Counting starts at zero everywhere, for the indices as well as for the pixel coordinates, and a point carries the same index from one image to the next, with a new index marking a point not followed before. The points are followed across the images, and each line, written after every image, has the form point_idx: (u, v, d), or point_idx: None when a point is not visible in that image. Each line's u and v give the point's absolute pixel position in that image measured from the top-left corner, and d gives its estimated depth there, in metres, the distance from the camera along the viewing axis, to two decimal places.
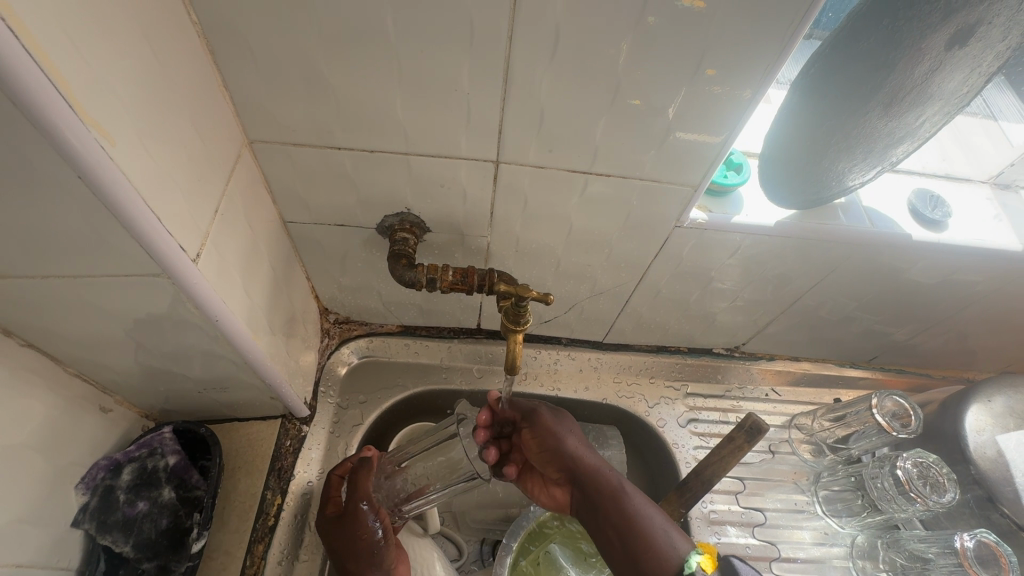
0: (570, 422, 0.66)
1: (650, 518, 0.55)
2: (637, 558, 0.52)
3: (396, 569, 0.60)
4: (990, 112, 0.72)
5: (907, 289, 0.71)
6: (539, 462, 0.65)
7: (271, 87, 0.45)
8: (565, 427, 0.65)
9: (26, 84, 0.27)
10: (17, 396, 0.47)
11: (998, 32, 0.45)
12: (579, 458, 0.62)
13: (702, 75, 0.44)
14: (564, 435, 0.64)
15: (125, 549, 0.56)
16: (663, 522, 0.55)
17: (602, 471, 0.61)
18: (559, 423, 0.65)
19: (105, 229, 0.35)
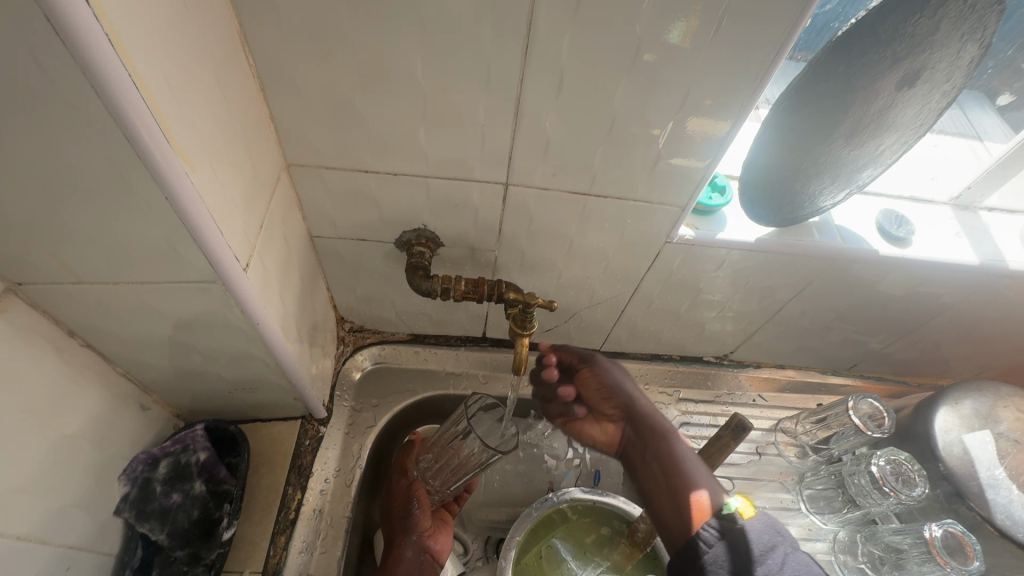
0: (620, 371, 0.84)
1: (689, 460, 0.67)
2: (675, 489, 0.64)
3: (436, 540, 0.66)
4: (977, 134, 0.79)
5: (879, 300, 0.78)
6: (596, 400, 0.81)
7: (310, 118, 0.52)
8: (615, 370, 0.83)
9: (136, 122, 0.33)
10: (75, 391, 0.53)
11: (938, 74, 0.53)
12: (636, 403, 0.78)
13: (687, 109, 0.51)
14: (619, 376, 0.82)
15: (160, 537, 0.61)
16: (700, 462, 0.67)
17: (656, 418, 0.75)
18: (615, 368, 0.82)
19: (177, 240, 0.41)
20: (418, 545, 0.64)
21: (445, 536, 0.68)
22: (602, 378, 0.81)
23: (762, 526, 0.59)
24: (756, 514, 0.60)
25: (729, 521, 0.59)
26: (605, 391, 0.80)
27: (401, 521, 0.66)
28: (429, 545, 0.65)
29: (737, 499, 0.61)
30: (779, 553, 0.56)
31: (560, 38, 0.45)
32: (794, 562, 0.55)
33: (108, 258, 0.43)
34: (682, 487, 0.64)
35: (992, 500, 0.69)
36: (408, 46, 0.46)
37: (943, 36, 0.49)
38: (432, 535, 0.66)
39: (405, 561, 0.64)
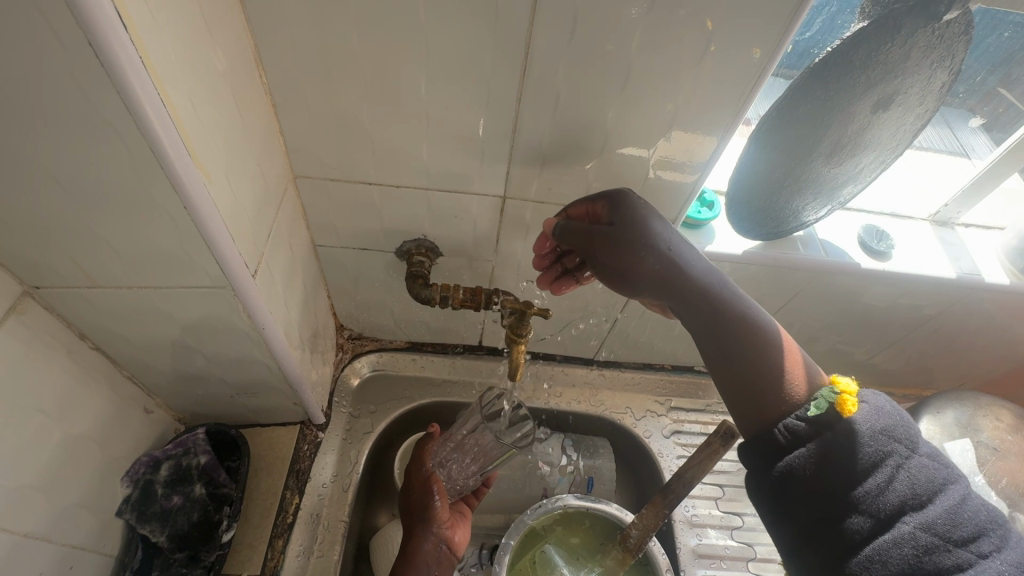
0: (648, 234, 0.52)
1: (768, 350, 0.51)
2: (751, 385, 0.50)
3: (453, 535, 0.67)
4: (965, 150, 0.79)
5: (862, 312, 0.80)
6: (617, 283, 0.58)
7: (318, 133, 0.55)
8: (635, 233, 0.52)
9: (161, 135, 0.36)
10: (83, 393, 0.54)
11: (910, 98, 0.57)
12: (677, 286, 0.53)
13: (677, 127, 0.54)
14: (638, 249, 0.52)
15: (160, 539, 0.62)
16: (774, 341, 0.51)
17: (688, 280, 0.52)
18: (642, 249, 0.52)
19: (192, 247, 0.44)
20: (438, 537, 0.65)
21: (461, 531, 0.68)
22: (620, 260, 0.53)
23: (863, 434, 0.45)
24: (861, 409, 0.46)
25: (815, 425, 0.46)
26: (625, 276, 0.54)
27: (419, 511, 0.66)
28: (447, 536, 0.66)
29: (831, 391, 0.48)
30: (887, 472, 0.44)
31: (556, 62, 0.48)
32: (907, 480, 0.44)
33: (124, 263, 0.46)
34: (761, 390, 0.50)
35: None
36: (413, 68, 0.49)
37: (913, 63, 0.53)
38: (451, 528, 0.67)
39: (425, 552, 0.63)
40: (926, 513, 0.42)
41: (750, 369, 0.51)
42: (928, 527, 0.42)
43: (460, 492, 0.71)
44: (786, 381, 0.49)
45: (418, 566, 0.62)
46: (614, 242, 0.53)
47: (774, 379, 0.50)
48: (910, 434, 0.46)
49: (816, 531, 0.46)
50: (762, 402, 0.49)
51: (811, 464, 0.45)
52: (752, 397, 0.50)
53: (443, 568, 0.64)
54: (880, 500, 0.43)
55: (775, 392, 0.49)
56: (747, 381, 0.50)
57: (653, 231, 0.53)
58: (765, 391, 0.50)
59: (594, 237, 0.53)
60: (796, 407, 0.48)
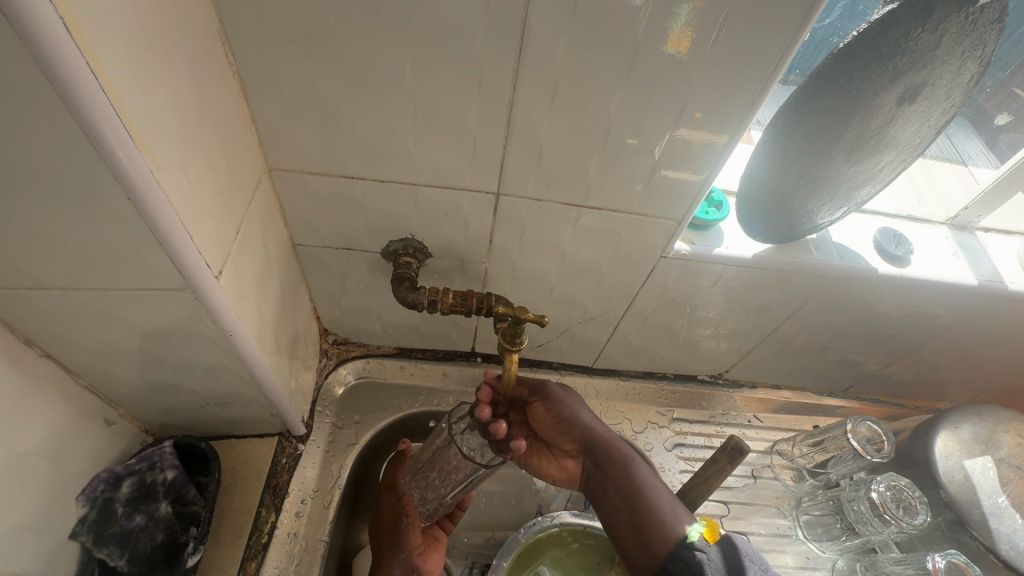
0: (575, 396, 0.70)
1: (658, 497, 0.60)
2: (640, 525, 0.58)
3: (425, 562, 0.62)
4: (962, 157, 0.79)
5: (875, 320, 0.76)
6: (552, 436, 0.69)
7: (293, 120, 0.50)
8: (573, 398, 0.69)
9: (93, 114, 0.31)
10: (30, 406, 0.49)
11: (938, 91, 0.52)
12: (592, 427, 0.67)
13: (686, 120, 0.49)
14: (573, 405, 0.69)
15: (119, 563, 0.56)
16: (663, 492, 0.61)
17: (606, 438, 0.66)
18: (571, 396, 0.69)
19: (142, 243, 0.39)
20: (407, 565, 0.61)
21: (435, 558, 0.64)
22: (558, 413, 0.68)
23: (727, 550, 0.55)
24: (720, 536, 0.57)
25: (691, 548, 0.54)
26: (562, 430, 0.68)
27: (390, 538, 0.63)
28: (419, 564, 0.61)
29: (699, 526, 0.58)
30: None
31: (555, 46, 0.44)
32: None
33: (69, 263, 0.41)
34: (649, 529, 0.57)
35: (995, 530, 0.66)
36: (397, 49, 0.44)
37: (944, 52, 0.48)
38: (422, 555, 0.63)
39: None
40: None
41: (641, 510, 0.59)
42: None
43: (434, 515, 0.66)
44: (670, 524, 0.57)
45: None
46: (558, 394, 0.69)
47: (658, 519, 0.58)
48: (760, 558, 0.55)
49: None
50: (648, 540, 0.57)
51: None
52: (637, 538, 0.58)
53: None
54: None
55: (656, 532, 0.57)
56: (638, 520, 0.59)
57: (583, 406, 0.70)
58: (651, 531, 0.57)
59: (546, 390, 0.69)
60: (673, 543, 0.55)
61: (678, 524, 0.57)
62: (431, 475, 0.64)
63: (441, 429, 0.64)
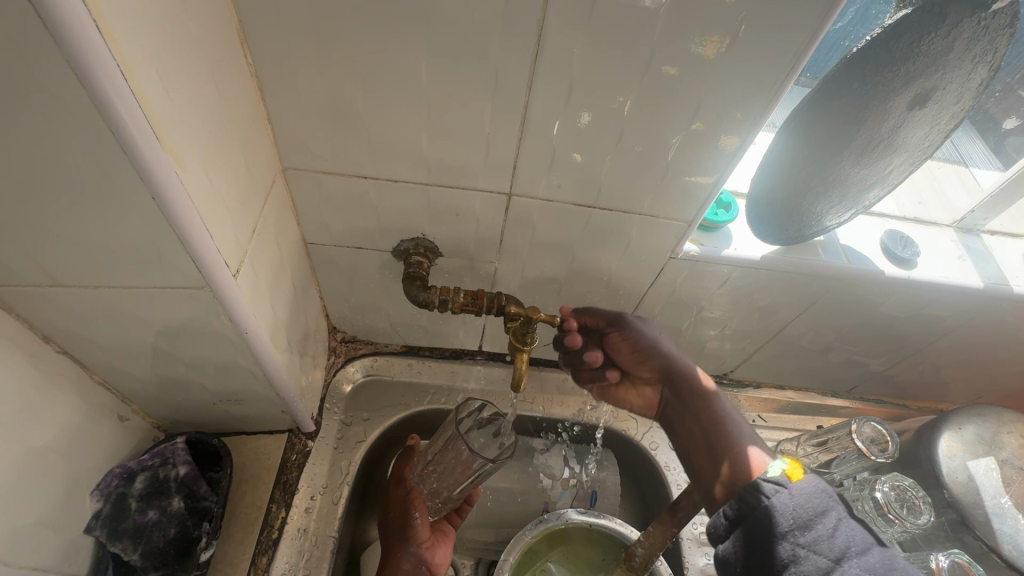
0: (653, 325, 0.68)
1: (733, 421, 0.60)
2: (719, 453, 0.57)
3: (433, 554, 0.64)
4: (963, 159, 0.79)
5: (881, 322, 0.77)
6: (630, 364, 0.67)
7: (309, 121, 0.50)
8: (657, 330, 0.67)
9: (121, 113, 0.31)
10: (47, 402, 0.50)
11: (949, 95, 0.53)
12: (673, 357, 0.65)
13: (699, 123, 0.50)
14: (655, 339, 0.66)
15: (133, 557, 0.57)
16: (740, 419, 0.60)
17: (685, 365, 0.65)
18: (647, 325, 0.67)
19: (164, 242, 0.39)
20: (417, 558, 0.62)
21: (443, 550, 0.65)
22: (641, 341, 0.65)
23: (812, 495, 0.47)
24: (804, 475, 0.49)
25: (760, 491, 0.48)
26: (643, 358, 0.66)
27: (397, 532, 0.63)
28: (427, 557, 0.63)
29: (781, 463, 0.51)
30: (831, 521, 0.45)
31: (570, 49, 0.44)
32: (848, 532, 0.45)
33: (89, 260, 0.41)
34: (720, 450, 0.57)
35: (999, 530, 0.67)
36: (414, 51, 0.45)
37: (955, 58, 0.49)
38: (430, 548, 0.64)
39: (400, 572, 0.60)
40: (869, 560, 0.43)
41: (715, 435, 0.59)
42: (871, 571, 0.42)
43: (442, 509, 0.67)
44: (744, 447, 0.56)
45: None
46: (642, 331, 0.66)
47: (733, 446, 0.56)
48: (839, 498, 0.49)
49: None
50: (721, 458, 0.56)
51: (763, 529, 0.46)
52: (709, 464, 0.57)
53: None
54: (829, 550, 0.44)
55: (732, 454, 0.55)
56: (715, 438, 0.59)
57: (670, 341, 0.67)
58: (725, 452, 0.56)
59: (630, 322, 0.66)
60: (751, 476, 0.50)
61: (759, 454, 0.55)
62: (440, 469, 0.65)
63: (444, 429, 0.65)
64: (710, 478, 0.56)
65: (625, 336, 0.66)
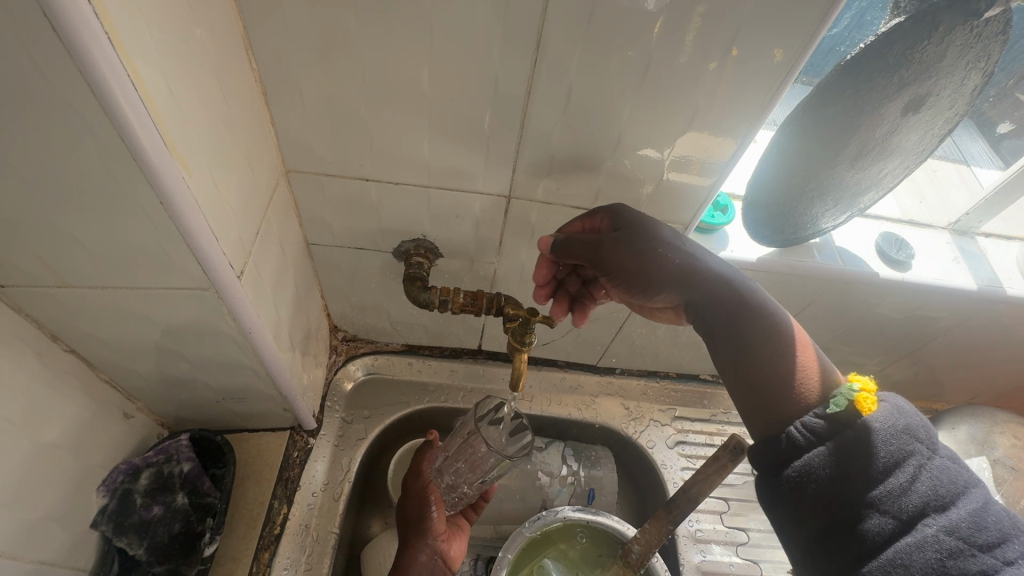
0: (644, 233, 0.52)
1: (768, 317, 0.48)
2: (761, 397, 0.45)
3: (449, 547, 0.65)
4: (964, 158, 0.81)
5: (876, 323, 0.78)
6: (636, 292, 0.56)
7: (312, 125, 0.51)
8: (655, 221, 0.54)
9: (131, 119, 0.32)
10: (54, 399, 0.51)
11: (943, 100, 0.53)
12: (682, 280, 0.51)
13: (695, 127, 0.51)
14: (654, 234, 0.52)
15: (138, 552, 0.58)
16: (776, 312, 0.48)
17: (697, 259, 0.52)
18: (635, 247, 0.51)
19: (171, 244, 0.40)
20: (433, 550, 0.62)
21: (458, 544, 0.66)
22: (642, 241, 0.51)
23: (884, 436, 0.40)
24: (879, 407, 0.41)
25: (829, 429, 0.41)
26: (656, 269, 0.51)
27: (414, 524, 0.64)
28: (443, 549, 0.64)
29: (850, 390, 0.42)
30: (908, 470, 0.39)
31: (569, 55, 0.45)
32: (927, 480, 0.38)
33: (96, 261, 0.42)
34: (777, 380, 0.45)
35: None
36: (415, 57, 0.45)
37: (949, 64, 0.49)
38: (446, 540, 0.65)
39: (419, 563, 0.61)
40: (951, 516, 0.37)
41: (749, 337, 0.47)
42: (952, 530, 0.36)
43: (457, 504, 0.69)
44: (804, 364, 0.45)
45: None
46: (634, 224, 0.52)
47: (784, 358, 0.46)
48: (931, 436, 0.41)
49: (824, 533, 0.40)
50: (766, 372, 0.46)
51: (825, 473, 0.40)
52: (762, 382, 0.45)
53: None
54: (899, 503, 0.38)
55: (789, 377, 0.45)
56: (747, 344, 0.47)
57: (674, 234, 0.53)
58: (771, 362, 0.46)
59: (619, 223, 0.53)
60: (810, 407, 0.43)
61: (811, 393, 0.44)
62: (458, 463, 0.66)
63: (462, 427, 0.66)
64: (767, 406, 0.45)
65: (620, 239, 0.52)
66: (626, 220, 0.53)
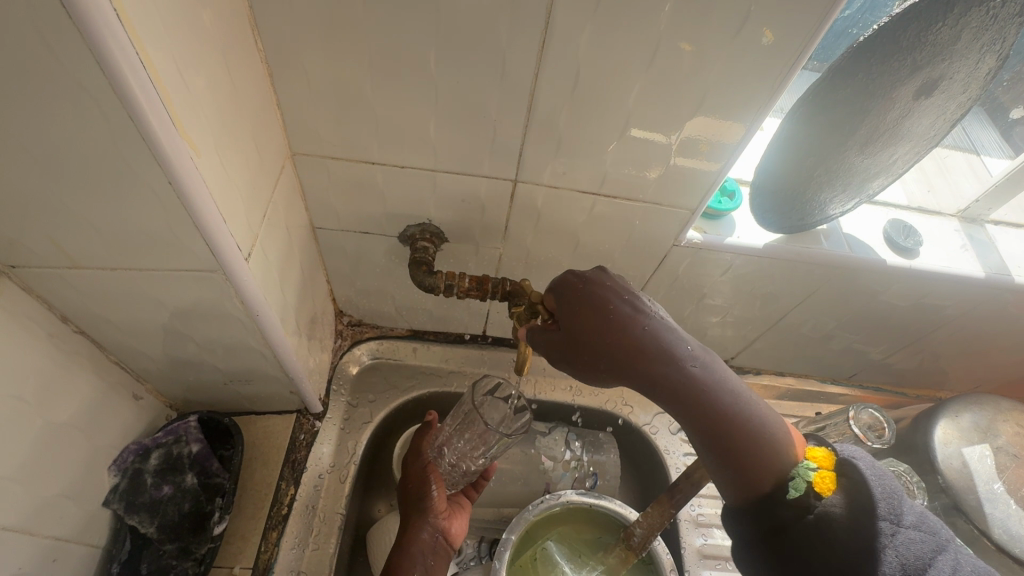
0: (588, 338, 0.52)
1: (730, 400, 0.50)
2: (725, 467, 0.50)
3: (450, 524, 0.66)
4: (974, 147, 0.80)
5: (881, 310, 0.77)
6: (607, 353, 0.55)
7: (318, 106, 0.51)
8: (619, 294, 0.53)
9: (139, 95, 0.32)
10: (65, 380, 0.51)
11: (956, 84, 0.53)
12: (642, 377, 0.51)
13: (708, 110, 0.50)
14: (622, 311, 0.52)
15: (150, 530, 0.59)
16: (737, 389, 0.51)
17: (664, 335, 0.52)
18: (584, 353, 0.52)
19: (179, 226, 0.41)
20: (434, 526, 0.63)
21: (460, 522, 0.67)
22: (610, 324, 0.51)
23: (846, 514, 0.45)
24: (836, 486, 0.47)
25: (795, 509, 0.47)
26: (631, 351, 0.50)
27: (415, 503, 0.65)
28: (444, 526, 0.65)
29: (807, 470, 0.49)
30: (871, 550, 0.43)
31: (577, 36, 0.44)
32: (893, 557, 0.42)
33: (106, 242, 0.42)
34: (746, 461, 0.49)
35: (990, 514, 0.68)
36: (422, 38, 0.45)
37: (963, 46, 0.48)
38: (447, 518, 0.66)
39: (421, 540, 0.62)
40: None
41: (727, 420, 0.50)
42: None
43: (457, 483, 0.70)
44: (768, 442, 0.49)
45: (413, 555, 0.61)
46: (599, 302, 0.52)
47: (745, 434, 0.49)
48: (893, 506, 0.45)
49: None
50: (742, 456, 0.49)
51: (797, 555, 0.46)
52: (732, 460, 0.49)
53: (440, 559, 0.63)
54: None
55: (757, 457, 0.49)
56: (725, 430, 0.49)
57: (639, 306, 0.53)
58: (748, 444, 0.49)
59: (586, 298, 0.52)
60: (775, 489, 0.49)
61: (784, 466, 0.49)
62: (460, 444, 0.69)
63: (461, 407, 0.69)
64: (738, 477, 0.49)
65: (582, 320, 0.52)
66: (589, 295, 0.53)
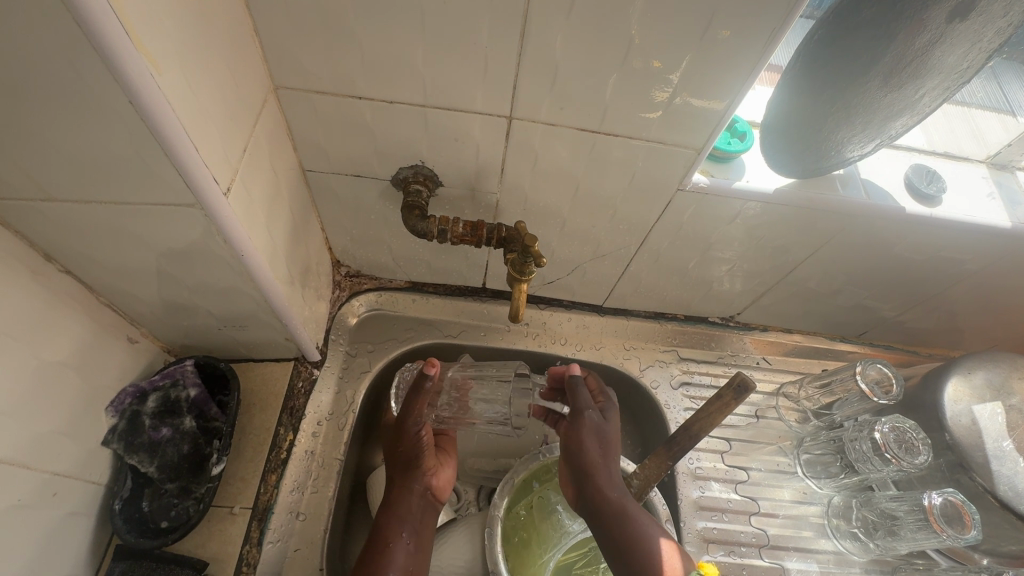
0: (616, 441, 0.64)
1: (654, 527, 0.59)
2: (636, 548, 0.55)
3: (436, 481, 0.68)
4: (1011, 107, 0.71)
5: (897, 264, 0.74)
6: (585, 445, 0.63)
7: (297, 34, 0.48)
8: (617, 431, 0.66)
9: None
10: (56, 319, 0.51)
11: (1001, 9, 0.45)
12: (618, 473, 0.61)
13: (726, 31, 0.46)
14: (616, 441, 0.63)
15: (150, 469, 0.60)
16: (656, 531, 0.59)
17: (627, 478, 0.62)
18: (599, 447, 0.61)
19: (150, 155, 0.39)
20: (424, 485, 0.66)
21: (444, 475, 0.70)
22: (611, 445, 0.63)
23: None
24: None
25: None
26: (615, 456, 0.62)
27: (404, 465, 0.66)
28: (432, 483, 0.67)
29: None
30: None
31: None
32: None
33: (81, 174, 0.41)
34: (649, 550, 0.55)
35: (997, 471, 0.66)
36: None
37: None
38: (435, 474, 0.68)
39: (410, 506, 0.65)
40: None
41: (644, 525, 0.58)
42: None
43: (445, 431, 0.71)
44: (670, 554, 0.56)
45: (403, 516, 0.64)
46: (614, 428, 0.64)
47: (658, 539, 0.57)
48: None
49: None
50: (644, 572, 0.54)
51: None
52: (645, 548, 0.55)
53: (429, 513, 0.67)
54: None
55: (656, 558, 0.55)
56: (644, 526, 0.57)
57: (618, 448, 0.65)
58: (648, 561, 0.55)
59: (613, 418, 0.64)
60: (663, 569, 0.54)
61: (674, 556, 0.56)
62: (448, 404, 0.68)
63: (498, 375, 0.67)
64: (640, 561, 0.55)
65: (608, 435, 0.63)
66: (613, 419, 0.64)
